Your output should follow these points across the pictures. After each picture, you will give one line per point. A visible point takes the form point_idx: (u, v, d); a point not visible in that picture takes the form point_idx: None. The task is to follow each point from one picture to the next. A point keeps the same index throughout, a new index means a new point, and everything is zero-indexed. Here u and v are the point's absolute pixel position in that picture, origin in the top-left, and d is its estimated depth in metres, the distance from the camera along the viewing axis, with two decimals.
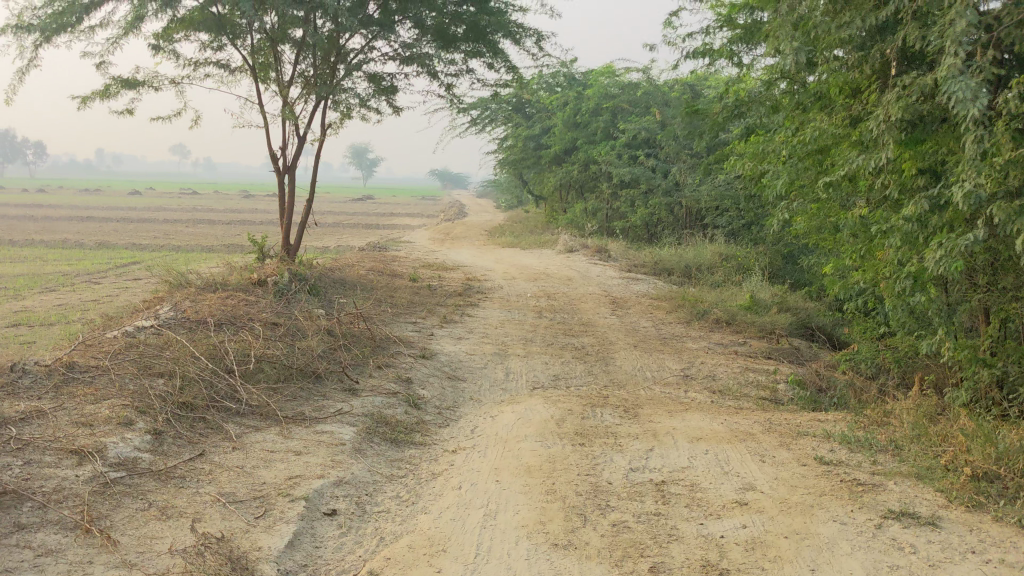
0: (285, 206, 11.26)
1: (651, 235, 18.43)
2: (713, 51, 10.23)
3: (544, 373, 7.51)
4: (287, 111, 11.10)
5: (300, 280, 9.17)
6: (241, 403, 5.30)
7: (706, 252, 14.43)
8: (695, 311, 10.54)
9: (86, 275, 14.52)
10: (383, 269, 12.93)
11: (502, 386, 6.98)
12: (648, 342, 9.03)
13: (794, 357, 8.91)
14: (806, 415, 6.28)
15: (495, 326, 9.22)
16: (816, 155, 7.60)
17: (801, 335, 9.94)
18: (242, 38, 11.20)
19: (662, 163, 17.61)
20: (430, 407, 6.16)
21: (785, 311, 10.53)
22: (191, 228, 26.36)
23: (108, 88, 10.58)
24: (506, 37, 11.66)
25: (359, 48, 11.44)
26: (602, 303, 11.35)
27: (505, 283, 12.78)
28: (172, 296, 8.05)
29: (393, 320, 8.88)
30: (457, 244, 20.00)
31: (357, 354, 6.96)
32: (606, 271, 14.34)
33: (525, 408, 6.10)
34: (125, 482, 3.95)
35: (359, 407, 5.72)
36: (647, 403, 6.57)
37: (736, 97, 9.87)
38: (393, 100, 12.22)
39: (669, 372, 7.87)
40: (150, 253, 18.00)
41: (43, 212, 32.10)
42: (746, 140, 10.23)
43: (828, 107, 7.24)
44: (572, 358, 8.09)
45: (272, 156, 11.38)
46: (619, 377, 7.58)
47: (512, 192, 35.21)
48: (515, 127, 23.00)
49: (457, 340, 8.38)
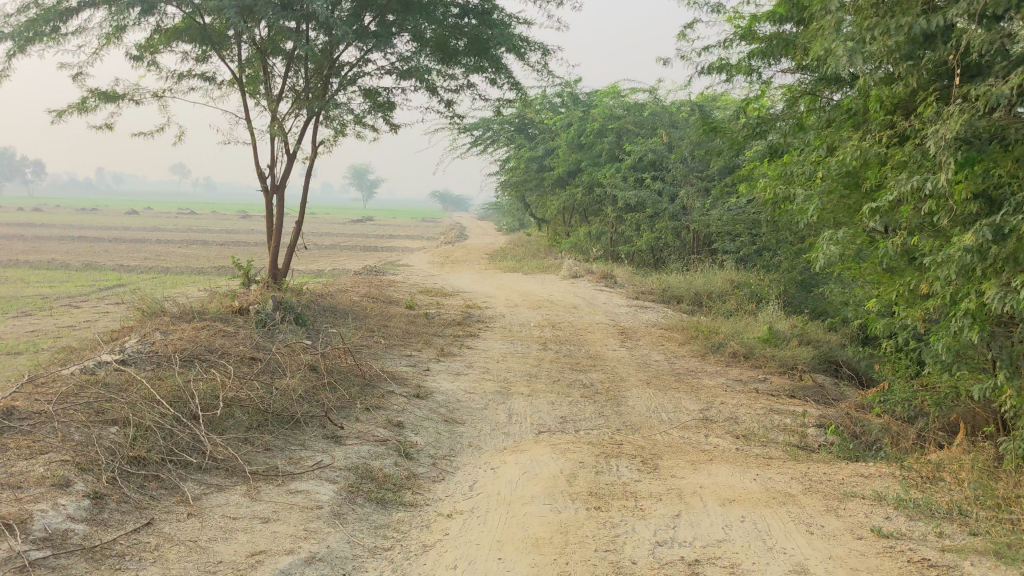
0: (274, 228, 10.59)
1: (656, 260, 17.75)
2: (730, 66, 9.61)
3: (550, 415, 6.81)
4: (276, 128, 10.47)
5: (285, 309, 8.49)
6: (204, 456, 4.60)
7: (717, 279, 13.75)
8: (710, 343, 9.86)
9: (67, 298, 13.86)
10: (378, 294, 12.26)
11: (504, 430, 6.28)
12: (662, 378, 8.34)
13: (821, 397, 8.21)
14: (847, 468, 5.58)
15: (496, 359, 8.54)
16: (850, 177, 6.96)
17: (824, 370, 9.25)
18: (230, 51, 10.60)
19: (669, 186, 16.89)
20: (423, 457, 5.47)
21: (806, 344, 9.83)
22: (185, 249, 25.78)
23: (86, 101, 9.95)
24: (509, 52, 11.05)
25: (354, 62, 10.82)
26: (610, 333, 10.66)
27: (507, 310, 12.11)
28: (143, 326, 7.37)
29: (385, 353, 8.19)
30: (456, 268, 19.36)
31: (342, 394, 6.28)
32: (613, 298, 13.66)
33: (532, 459, 5.41)
34: (47, 565, 3.22)
35: (341, 460, 5.03)
36: (667, 452, 5.88)
37: (756, 115, 9.23)
38: (390, 117, 11.60)
39: (687, 413, 7.17)
40: (138, 276, 17.36)
41: (37, 231, 31.61)
42: (767, 162, 9.58)
43: (864, 125, 6.61)
44: (580, 397, 7.40)
45: (261, 175, 10.75)
46: (633, 420, 6.87)
47: (513, 215, 34.69)
48: (517, 149, 22.40)
49: (455, 376, 7.70)
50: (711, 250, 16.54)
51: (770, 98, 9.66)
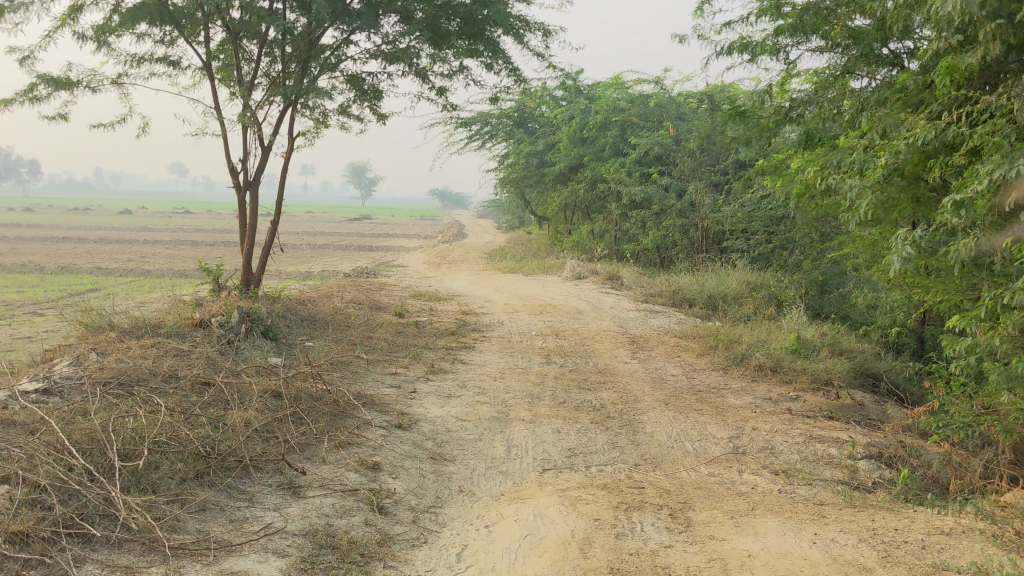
0: (247, 228, 9.57)
1: (663, 259, 16.73)
2: (753, 45, 8.59)
3: (556, 447, 5.79)
4: (249, 117, 9.47)
5: (253, 321, 7.48)
6: (117, 524, 3.59)
7: (730, 279, 12.65)
8: (731, 353, 8.83)
9: (32, 304, 12.85)
10: (366, 300, 11.23)
11: (501, 469, 5.28)
12: (681, 397, 7.33)
13: (863, 419, 7.20)
14: (922, 522, 4.56)
15: (493, 377, 7.54)
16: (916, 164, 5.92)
17: (861, 385, 8.24)
18: (198, 33, 9.60)
19: (677, 182, 15.84)
20: (402, 511, 4.45)
21: (839, 355, 8.83)
22: (172, 250, 24.79)
23: (35, 88, 8.92)
24: (506, 33, 10.00)
25: (336, 45, 9.79)
26: (619, 343, 9.64)
27: (506, 317, 11.08)
28: (83, 343, 6.37)
29: (366, 372, 7.17)
30: (454, 269, 18.36)
31: (307, 428, 5.27)
32: (620, 302, 12.63)
33: (535, 514, 4.43)
34: None
35: (296, 522, 4.03)
36: (699, 499, 4.88)
37: (786, 99, 8.20)
38: (377, 106, 10.59)
39: (714, 442, 6.16)
40: (115, 280, 16.33)
41: (25, 231, 30.63)
42: (798, 152, 8.56)
43: (928, 104, 5.59)
44: (589, 423, 6.38)
45: (233, 170, 9.75)
46: (653, 452, 5.87)
47: (513, 211, 33.61)
48: (516, 143, 21.33)
49: (445, 399, 6.67)
50: (721, 249, 15.51)
51: (798, 82, 8.64)
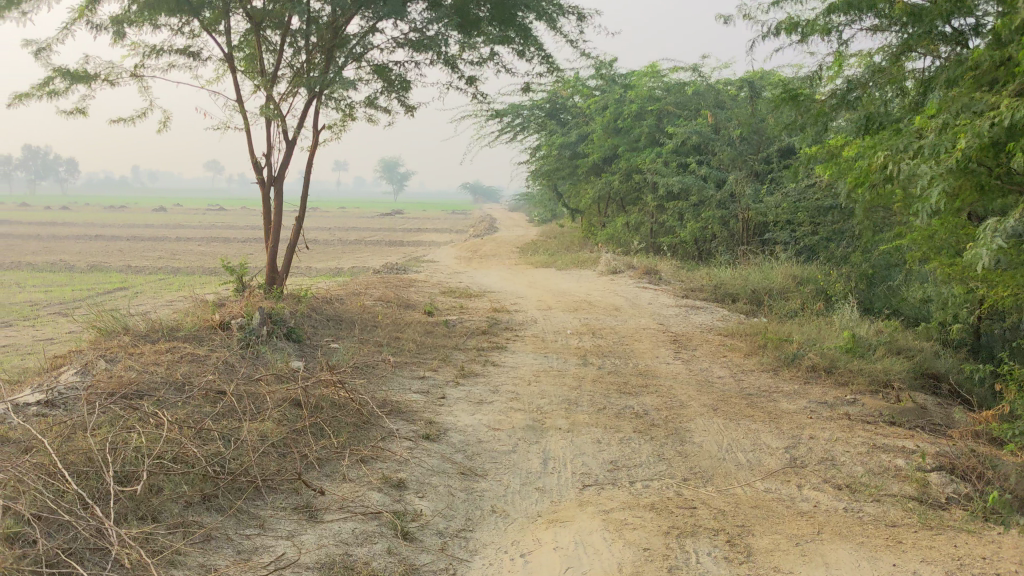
0: (271, 225, 9.19)
1: (702, 252, 16.18)
2: (803, 25, 8.06)
3: (596, 460, 5.34)
4: (272, 110, 9.08)
5: (275, 324, 7.08)
6: (107, 561, 3.19)
7: (774, 273, 12.08)
8: (781, 353, 8.30)
9: (57, 304, 12.56)
10: (395, 297, 10.82)
11: (537, 485, 4.85)
12: (731, 402, 6.84)
13: (928, 424, 6.66)
14: (1013, 552, 4.07)
15: (528, 381, 7.09)
16: (995, 147, 5.39)
17: (921, 387, 7.70)
18: (218, 23, 9.23)
19: (716, 172, 15.29)
20: (429, 536, 4.04)
21: (896, 354, 8.28)
22: (203, 247, 24.53)
23: (51, 81, 8.59)
24: (539, 18, 9.51)
25: (362, 33, 9.38)
26: (660, 342, 9.14)
27: (540, 315, 10.61)
28: (95, 348, 6.00)
29: (393, 377, 6.75)
30: (486, 263, 17.93)
31: (327, 442, 4.86)
32: (658, 298, 12.12)
33: (577, 542, 4.04)
34: None
35: (311, 552, 3.62)
36: (759, 522, 4.41)
37: (840, 81, 7.67)
38: (406, 97, 10.19)
39: (769, 453, 5.68)
40: (143, 279, 16.05)
41: (58, 229, 30.59)
42: (854, 139, 8.01)
43: (1011, 82, 5.06)
44: (633, 432, 5.91)
45: (257, 165, 9.39)
46: (703, 465, 5.40)
47: (545, 205, 33.15)
48: (549, 135, 20.84)
49: (476, 406, 6.24)
50: (763, 241, 14.92)
51: (852, 65, 8.10)
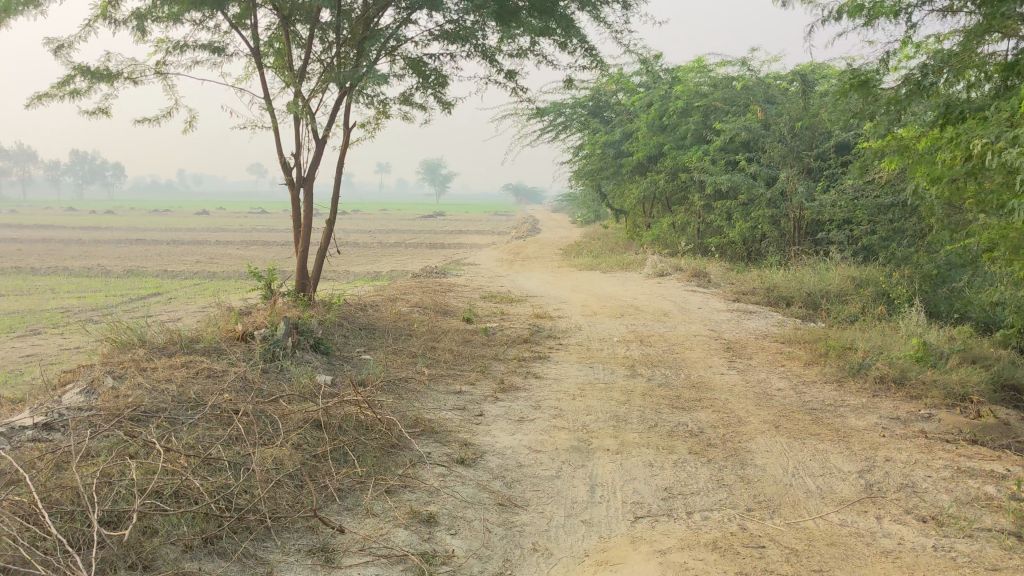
0: (300, 229, 8.78)
1: (752, 253, 15.52)
2: (870, 8, 7.43)
3: (649, 487, 4.80)
4: (301, 107, 8.67)
5: (300, 334, 6.63)
6: None
7: (831, 275, 11.43)
8: (845, 363, 7.68)
9: (89, 310, 12.28)
10: (433, 303, 10.35)
11: (583, 518, 4.33)
12: (794, 418, 6.26)
13: (1014, 443, 6.01)
14: None
15: (572, 395, 6.57)
16: None
17: (1002, 401, 7.04)
18: (246, 18, 8.82)
19: (766, 169, 14.63)
20: None
21: (971, 364, 7.62)
22: (242, 251, 24.32)
23: (71, 79, 8.25)
24: (582, 8, 8.98)
25: (395, 26, 8.93)
26: (713, 350, 8.56)
27: (584, 321, 10.08)
28: (106, 362, 5.59)
29: (427, 392, 6.26)
30: (527, 265, 17.45)
31: (349, 471, 4.38)
32: (708, 301, 11.52)
33: None
34: None
35: None
36: (837, 566, 3.84)
37: (913, 68, 7.05)
38: (442, 93, 9.73)
39: (841, 479, 5.10)
40: (179, 284, 15.77)
41: (100, 234, 30.64)
42: (927, 130, 7.38)
43: None
44: (688, 454, 5.36)
45: (286, 166, 8.98)
46: (768, 492, 4.84)
47: (589, 207, 32.55)
48: (592, 134, 20.27)
49: (516, 425, 5.73)
50: (817, 240, 14.24)
51: (923, 50, 7.46)
